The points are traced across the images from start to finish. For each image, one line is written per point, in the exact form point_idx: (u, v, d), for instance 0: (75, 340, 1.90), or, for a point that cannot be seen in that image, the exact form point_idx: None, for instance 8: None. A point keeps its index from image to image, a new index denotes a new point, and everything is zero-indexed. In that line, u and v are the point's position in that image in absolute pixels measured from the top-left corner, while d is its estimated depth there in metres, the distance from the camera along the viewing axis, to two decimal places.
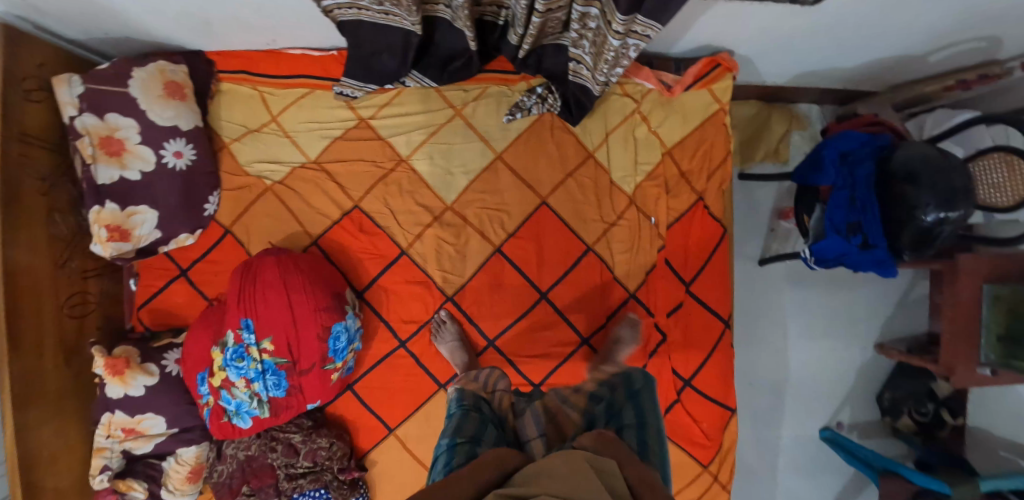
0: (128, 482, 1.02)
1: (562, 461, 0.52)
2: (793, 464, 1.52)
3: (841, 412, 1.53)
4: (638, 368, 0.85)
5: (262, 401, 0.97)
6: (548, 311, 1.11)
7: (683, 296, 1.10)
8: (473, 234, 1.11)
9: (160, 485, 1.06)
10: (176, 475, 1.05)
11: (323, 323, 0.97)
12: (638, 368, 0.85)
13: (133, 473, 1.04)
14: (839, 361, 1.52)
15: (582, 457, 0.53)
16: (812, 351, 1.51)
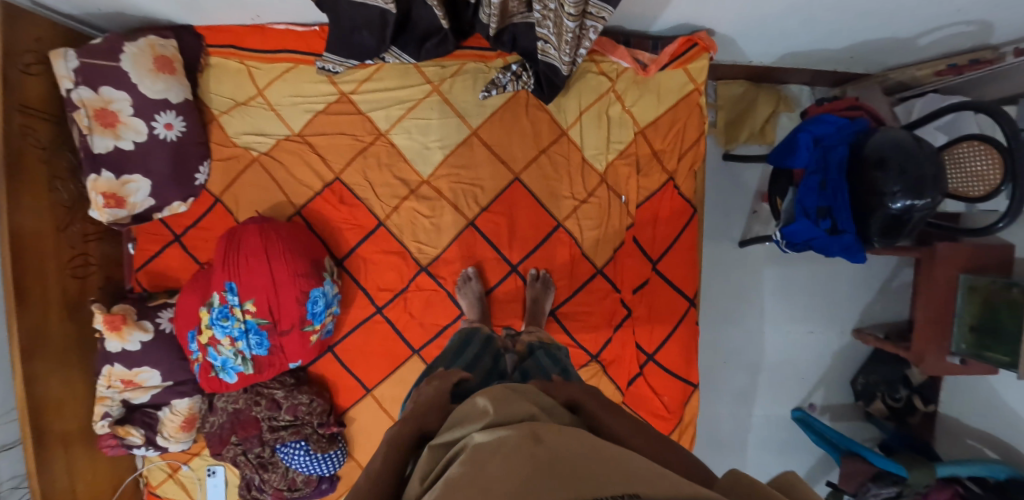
0: (127, 427, 1.12)
1: (482, 393, 0.54)
2: (762, 441, 1.56)
3: (815, 394, 1.55)
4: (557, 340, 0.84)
5: (245, 358, 1.05)
6: (517, 282, 1.17)
7: (650, 273, 1.13)
8: (448, 208, 1.16)
9: (156, 433, 1.16)
10: (171, 423, 1.16)
11: (302, 287, 1.04)
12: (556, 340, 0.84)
13: (132, 420, 1.14)
14: (815, 344, 1.54)
15: (503, 386, 0.56)
16: (789, 333, 1.53)
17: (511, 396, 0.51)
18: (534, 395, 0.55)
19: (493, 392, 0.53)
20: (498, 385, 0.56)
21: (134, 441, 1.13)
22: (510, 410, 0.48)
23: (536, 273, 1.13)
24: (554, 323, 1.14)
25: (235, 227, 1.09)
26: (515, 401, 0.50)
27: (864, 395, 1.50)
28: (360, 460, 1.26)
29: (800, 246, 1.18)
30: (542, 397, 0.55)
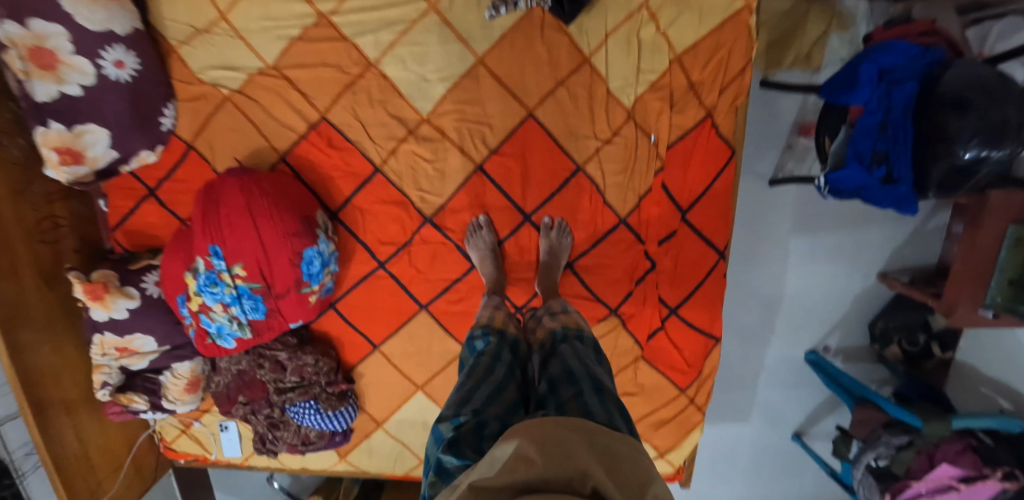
0: (129, 395, 1.09)
1: (526, 427, 0.45)
2: (774, 382, 1.55)
3: (831, 337, 1.51)
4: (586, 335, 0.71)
5: (242, 323, 0.99)
6: (532, 233, 1.08)
7: (678, 224, 1.02)
8: (452, 150, 1.03)
9: (160, 397, 1.14)
10: (175, 386, 1.13)
11: (294, 249, 0.94)
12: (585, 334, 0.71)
13: (133, 387, 1.11)
14: (838, 288, 1.47)
15: (550, 423, 0.46)
16: (811, 276, 1.46)
17: (559, 442, 0.42)
18: (584, 438, 0.45)
19: (536, 430, 0.44)
20: (543, 418, 0.47)
21: (138, 408, 1.11)
22: (560, 459, 0.40)
23: (548, 223, 1.03)
24: (572, 276, 1.08)
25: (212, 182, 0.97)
26: (566, 444, 0.42)
27: (880, 340, 1.46)
28: (372, 413, 1.25)
29: (846, 194, 1.06)
30: (595, 432, 0.47)
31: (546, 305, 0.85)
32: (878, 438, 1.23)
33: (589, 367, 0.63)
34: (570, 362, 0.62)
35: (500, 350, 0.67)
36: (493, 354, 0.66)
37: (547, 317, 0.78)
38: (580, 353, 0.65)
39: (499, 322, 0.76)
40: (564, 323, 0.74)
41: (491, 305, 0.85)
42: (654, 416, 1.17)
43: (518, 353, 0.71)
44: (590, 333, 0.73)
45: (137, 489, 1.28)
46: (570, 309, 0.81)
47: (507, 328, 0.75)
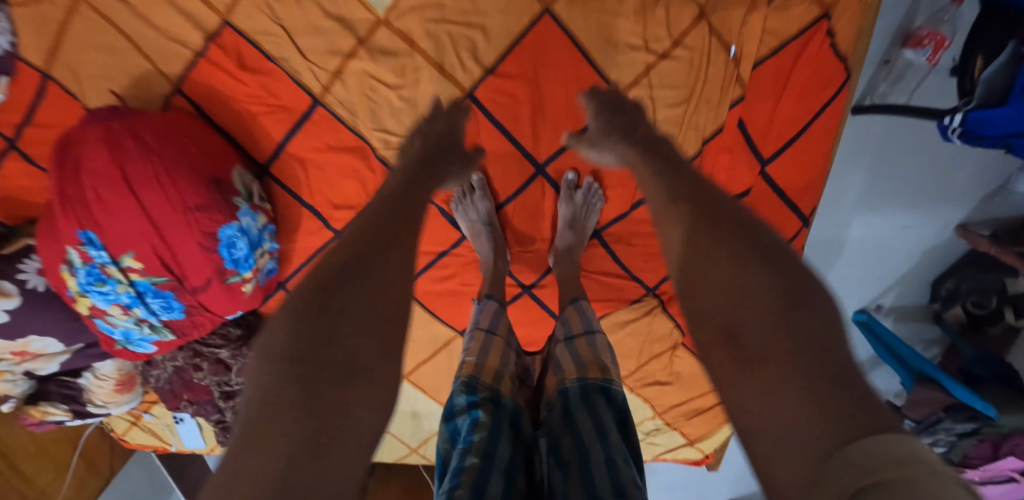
0: (42, 407, 0.89)
1: None
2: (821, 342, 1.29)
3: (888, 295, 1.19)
4: (607, 406, 0.54)
5: (156, 326, 0.74)
6: (546, 189, 0.80)
7: (755, 180, 0.73)
8: (426, 70, 0.68)
9: (85, 402, 0.93)
10: (100, 390, 0.91)
11: (203, 231, 0.66)
12: (606, 405, 0.54)
13: (47, 394, 0.90)
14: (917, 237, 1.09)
15: None
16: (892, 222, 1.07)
17: None
18: None
19: None
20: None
21: (59, 417, 0.92)
22: None
23: (569, 182, 0.76)
24: (599, 248, 0.84)
25: (69, 132, 0.66)
26: None
27: (941, 300, 1.14)
28: None
29: (987, 142, 0.72)
30: None
31: (564, 319, 0.70)
32: (937, 423, 0.96)
33: (619, 473, 0.45)
34: (596, 476, 0.45)
35: (496, 438, 0.49)
36: (486, 451, 0.46)
37: (564, 353, 0.63)
38: (607, 447, 0.48)
39: (492, 369, 0.58)
40: (584, 370, 0.58)
41: (490, 324, 0.66)
42: (686, 405, 0.98)
43: (519, 425, 0.54)
44: (618, 386, 0.57)
45: (92, 485, 1.15)
46: (594, 331, 0.65)
47: (504, 382, 0.57)
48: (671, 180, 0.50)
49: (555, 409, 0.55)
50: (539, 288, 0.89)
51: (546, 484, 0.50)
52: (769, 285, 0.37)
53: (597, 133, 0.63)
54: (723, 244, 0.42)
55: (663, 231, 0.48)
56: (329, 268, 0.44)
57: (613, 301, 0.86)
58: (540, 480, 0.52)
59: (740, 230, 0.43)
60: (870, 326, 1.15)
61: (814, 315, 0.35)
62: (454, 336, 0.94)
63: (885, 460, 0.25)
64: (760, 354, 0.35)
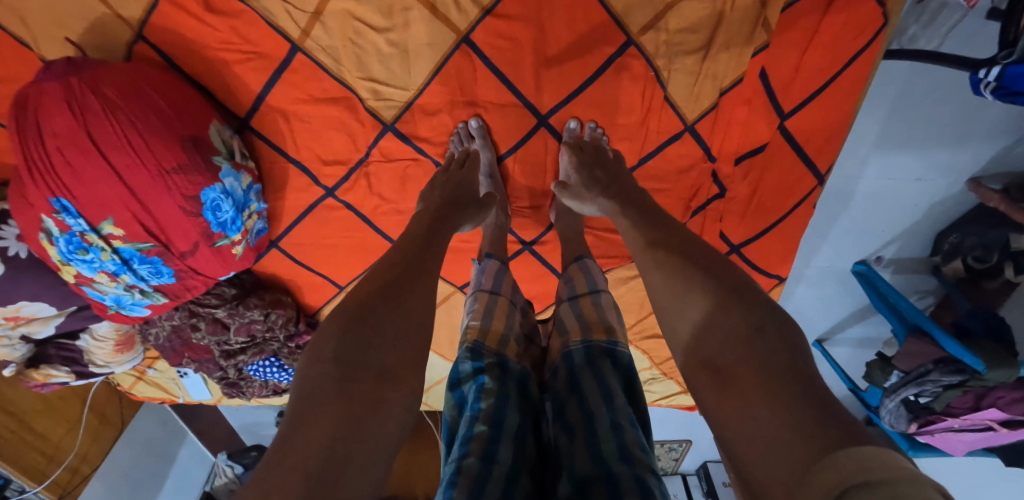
0: (44, 369, 0.90)
1: None
2: (820, 293, 1.28)
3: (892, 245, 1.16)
4: (616, 371, 0.52)
5: (147, 291, 0.73)
6: (548, 142, 0.75)
7: (770, 135, 0.70)
8: (415, 10, 0.60)
9: (86, 364, 0.94)
10: (101, 349, 0.92)
11: (184, 194, 0.63)
12: (615, 370, 0.52)
13: (48, 358, 0.91)
14: (930, 186, 1.03)
15: None
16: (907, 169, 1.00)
17: None
18: None
19: None
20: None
21: (60, 380, 0.93)
22: None
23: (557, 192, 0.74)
24: None
25: (25, 86, 0.59)
26: None
27: (943, 254, 1.13)
28: None
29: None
30: None
31: (568, 277, 0.68)
32: (924, 374, 1.00)
33: (625, 438, 0.44)
34: (603, 443, 0.44)
35: (503, 403, 0.47)
36: (494, 418, 0.45)
37: (568, 312, 0.61)
38: (614, 411, 0.47)
39: (498, 333, 0.55)
40: (588, 333, 0.56)
41: (495, 284, 0.64)
42: None
43: (528, 389, 0.52)
44: (624, 348, 0.55)
45: (106, 436, 1.24)
46: (599, 292, 0.63)
47: (510, 345, 0.55)
48: (655, 232, 0.60)
49: (560, 373, 0.54)
50: (540, 245, 0.87)
51: (553, 447, 0.49)
52: (739, 320, 0.47)
53: (581, 184, 0.70)
54: (700, 288, 0.52)
55: (650, 277, 0.58)
56: (374, 283, 0.55)
57: (614, 258, 0.85)
58: (547, 443, 0.51)
59: (716, 275, 0.52)
60: (869, 277, 1.17)
61: (780, 342, 0.44)
62: (454, 292, 0.94)
63: (873, 464, 0.30)
64: (738, 377, 0.43)
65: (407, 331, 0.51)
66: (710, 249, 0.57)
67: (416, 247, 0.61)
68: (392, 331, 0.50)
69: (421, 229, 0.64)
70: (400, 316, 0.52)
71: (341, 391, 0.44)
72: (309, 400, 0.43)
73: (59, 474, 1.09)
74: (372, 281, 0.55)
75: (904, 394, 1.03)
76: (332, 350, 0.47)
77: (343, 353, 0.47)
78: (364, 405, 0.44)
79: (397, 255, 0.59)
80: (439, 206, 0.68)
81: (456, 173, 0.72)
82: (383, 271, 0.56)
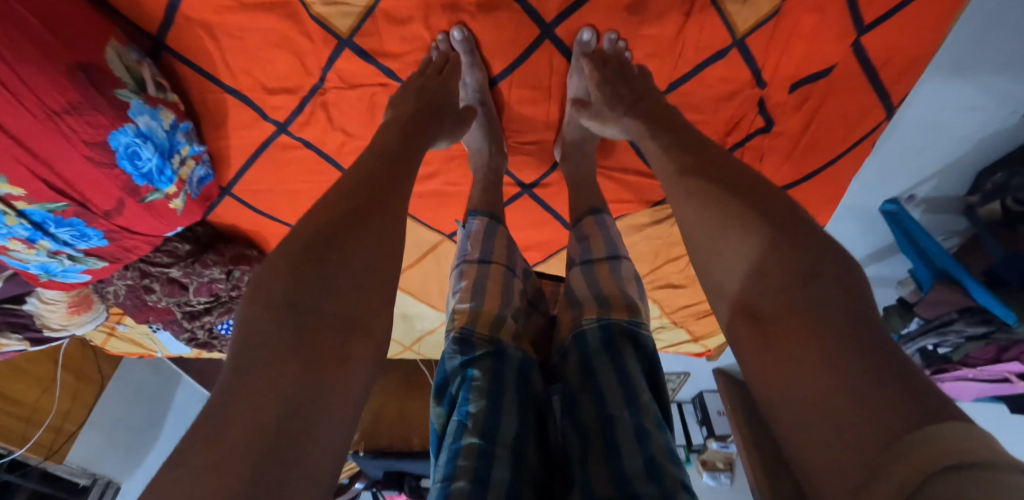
0: None
1: None
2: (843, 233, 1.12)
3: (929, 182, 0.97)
4: (637, 358, 0.45)
5: (77, 257, 0.67)
6: (555, 58, 0.58)
7: (841, 52, 0.54)
8: None
9: (40, 329, 0.93)
10: (53, 313, 0.88)
11: (86, 141, 0.52)
12: (636, 357, 0.45)
13: None
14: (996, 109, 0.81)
15: None
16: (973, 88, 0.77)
17: None
18: None
19: None
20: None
21: (18, 346, 0.95)
22: None
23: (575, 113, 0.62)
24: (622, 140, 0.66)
25: None
26: None
27: (982, 193, 0.95)
28: None
29: None
30: None
31: (582, 233, 0.57)
32: (947, 323, 0.93)
33: (650, 448, 0.38)
34: (625, 459, 0.38)
35: (497, 408, 0.41)
36: (487, 430, 0.40)
37: (580, 280, 0.52)
38: (637, 414, 0.41)
39: (493, 314, 0.48)
40: (606, 309, 0.48)
41: (487, 250, 0.53)
42: (696, 307, 0.91)
43: (528, 380, 0.46)
44: (647, 330, 0.48)
45: (89, 392, 1.32)
46: (620, 258, 0.53)
47: (507, 329, 0.48)
48: (686, 154, 0.48)
49: (571, 359, 0.47)
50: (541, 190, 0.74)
51: (563, 454, 0.44)
52: (790, 260, 0.36)
53: (603, 102, 0.58)
54: (738, 217, 0.41)
55: (681, 211, 0.46)
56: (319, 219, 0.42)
57: (629, 203, 0.73)
58: (554, 441, 0.46)
59: (760, 202, 0.41)
60: (898, 218, 1.01)
61: (837, 288, 0.34)
62: (442, 240, 0.81)
63: (956, 449, 0.23)
64: (783, 331, 0.34)
65: (379, 270, 0.42)
66: (754, 176, 0.45)
67: (384, 166, 0.48)
68: (361, 268, 0.41)
69: (376, 153, 0.50)
70: (370, 249, 0.42)
71: (299, 343, 0.35)
72: (257, 345, 0.34)
73: (41, 436, 1.19)
74: (327, 203, 0.44)
75: (923, 342, 0.98)
76: (285, 287, 0.37)
77: (297, 294, 0.37)
78: (330, 360, 0.35)
79: (347, 175, 0.47)
80: (406, 115, 0.55)
81: (434, 79, 0.59)
82: (344, 189, 0.45)
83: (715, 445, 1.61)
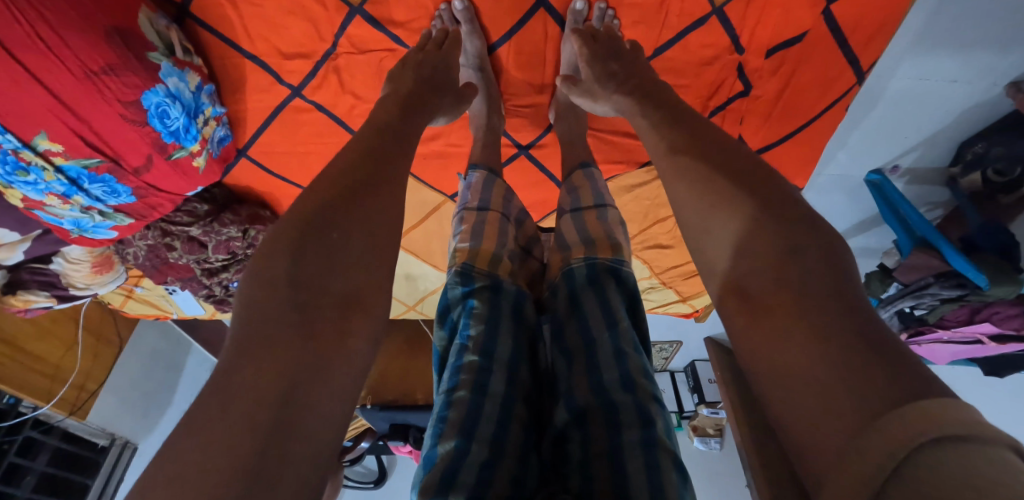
0: (25, 296, 0.95)
1: None
2: (830, 202, 1.17)
3: (913, 153, 1.02)
4: (618, 292, 0.50)
5: (107, 213, 0.73)
6: (548, 26, 0.64)
7: (812, 20, 0.59)
8: None
9: (66, 288, 0.98)
10: (78, 272, 0.94)
11: (121, 101, 0.58)
12: (617, 290, 0.51)
13: (25, 285, 0.95)
14: (978, 82, 0.85)
15: None
16: (953, 63, 0.81)
17: None
18: None
19: None
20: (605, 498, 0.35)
21: (44, 304, 0.99)
22: None
23: (565, 88, 0.67)
24: None
25: None
26: None
27: (963, 165, 1.01)
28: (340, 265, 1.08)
29: None
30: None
31: (571, 186, 0.62)
32: (924, 287, 0.99)
33: (627, 363, 0.44)
34: (605, 371, 0.44)
35: (494, 330, 0.47)
36: (485, 347, 0.45)
37: (569, 226, 0.57)
38: (617, 335, 0.46)
39: (490, 252, 0.53)
40: (592, 250, 0.53)
41: (484, 198, 0.59)
42: (683, 268, 0.97)
43: (522, 310, 0.51)
44: (629, 269, 0.53)
45: (108, 353, 1.36)
46: (606, 206, 0.58)
47: (503, 266, 0.53)
48: (679, 134, 0.52)
49: (560, 294, 0.53)
50: (537, 152, 0.80)
51: (550, 375, 0.50)
52: (772, 245, 0.40)
53: (593, 80, 0.62)
54: (727, 200, 0.45)
55: (672, 188, 0.51)
56: (336, 184, 0.48)
57: (619, 164, 0.78)
58: (543, 364, 0.52)
59: (745, 184, 0.45)
60: (881, 188, 1.03)
61: (814, 262, 0.38)
62: (445, 201, 0.87)
63: (939, 416, 0.25)
64: (768, 305, 0.39)
65: (373, 251, 0.47)
66: (735, 150, 0.49)
67: (383, 150, 0.53)
68: (356, 250, 0.46)
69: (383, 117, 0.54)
70: (363, 232, 0.47)
71: (300, 315, 0.40)
72: (264, 316, 0.40)
73: (65, 392, 1.22)
74: (317, 188, 0.48)
75: (900, 305, 1.04)
76: (287, 267, 0.42)
77: (298, 272, 0.42)
78: (327, 333, 0.41)
79: (350, 149, 0.52)
80: (399, 98, 0.59)
81: (434, 54, 0.64)
82: (359, 159, 0.51)
83: (705, 411, 1.65)
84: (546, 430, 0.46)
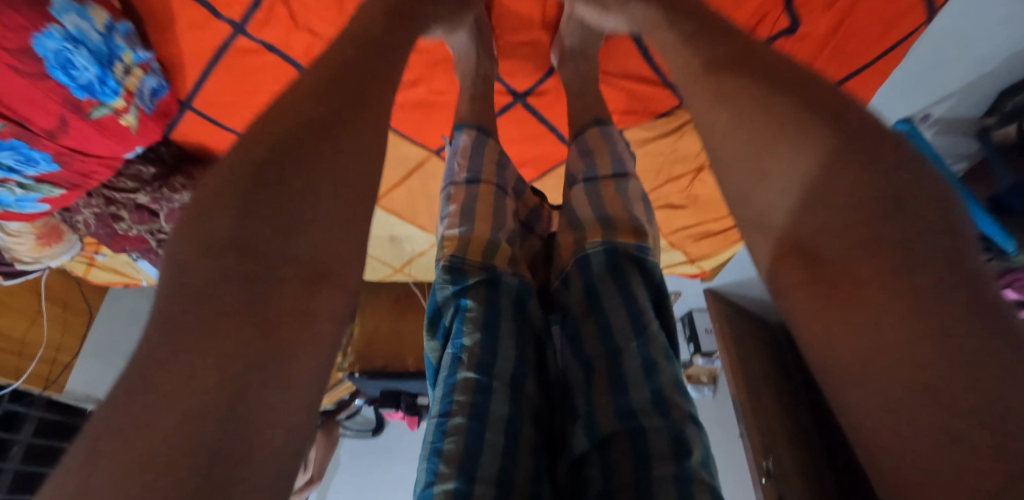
0: None
1: None
2: None
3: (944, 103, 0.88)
4: (642, 287, 0.43)
5: (28, 184, 0.62)
6: None
7: None
8: None
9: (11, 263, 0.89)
10: (23, 245, 0.84)
11: (5, 50, 0.45)
12: (640, 286, 0.43)
13: None
14: None
15: None
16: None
17: None
18: None
19: None
20: None
21: None
22: None
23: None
24: (628, 40, 0.59)
25: None
26: None
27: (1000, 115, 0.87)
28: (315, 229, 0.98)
29: None
30: None
31: (584, 146, 0.52)
32: None
33: (656, 379, 0.37)
34: (631, 390, 0.38)
35: (493, 339, 0.40)
36: (484, 362, 0.39)
37: (582, 200, 0.48)
38: (643, 344, 0.40)
39: (481, 237, 0.45)
40: (610, 232, 0.45)
41: (475, 168, 0.49)
42: (695, 228, 0.89)
43: (526, 309, 0.44)
44: (654, 257, 0.45)
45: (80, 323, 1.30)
46: (626, 176, 0.49)
47: (501, 252, 0.45)
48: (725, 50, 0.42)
49: (574, 286, 0.45)
50: (536, 102, 0.68)
51: (562, 384, 0.44)
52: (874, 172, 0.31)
53: None
54: (788, 135, 0.35)
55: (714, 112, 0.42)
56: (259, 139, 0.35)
57: (633, 114, 0.67)
58: (552, 369, 0.46)
59: (823, 114, 0.34)
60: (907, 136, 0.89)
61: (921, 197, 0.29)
62: (430, 157, 0.76)
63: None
64: (856, 274, 0.29)
65: (346, 203, 0.37)
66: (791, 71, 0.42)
67: (345, 69, 0.40)
68: (331, 184, 0.36)
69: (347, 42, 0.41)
70: (329, 172, 0.36)
71: None
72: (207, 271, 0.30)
73: (36, 367, 1.17)
74: (243, 153, 0.35)
75: None
76: (228, 228, 0.31)
77: (251, 220, 0.32)
78: (289, 318, 0.31)
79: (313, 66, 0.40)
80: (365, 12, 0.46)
81: None
82: (308, 85, 0.38)
83: (700, 360, 1.67)
84: (560, 451, 0.40)
